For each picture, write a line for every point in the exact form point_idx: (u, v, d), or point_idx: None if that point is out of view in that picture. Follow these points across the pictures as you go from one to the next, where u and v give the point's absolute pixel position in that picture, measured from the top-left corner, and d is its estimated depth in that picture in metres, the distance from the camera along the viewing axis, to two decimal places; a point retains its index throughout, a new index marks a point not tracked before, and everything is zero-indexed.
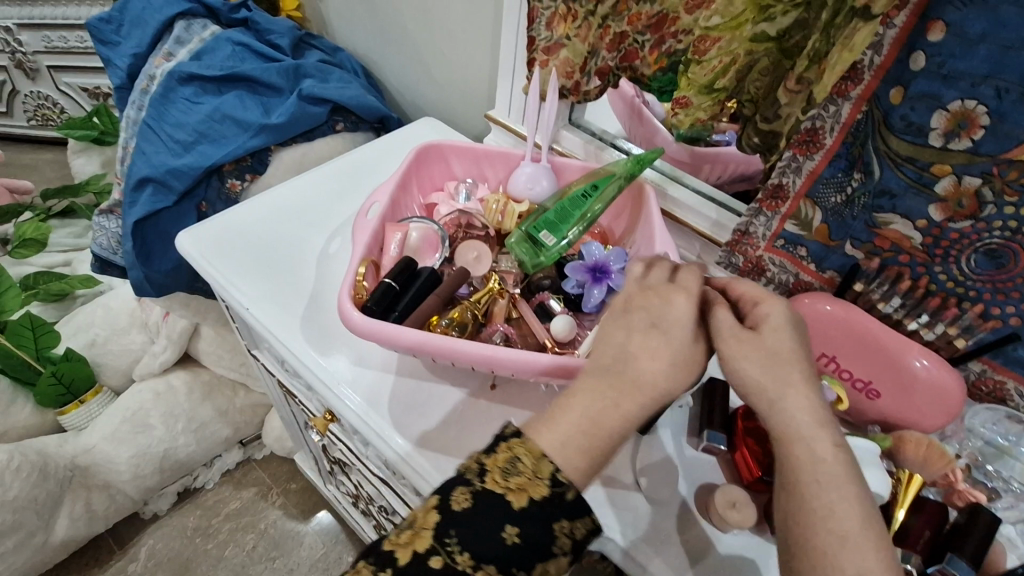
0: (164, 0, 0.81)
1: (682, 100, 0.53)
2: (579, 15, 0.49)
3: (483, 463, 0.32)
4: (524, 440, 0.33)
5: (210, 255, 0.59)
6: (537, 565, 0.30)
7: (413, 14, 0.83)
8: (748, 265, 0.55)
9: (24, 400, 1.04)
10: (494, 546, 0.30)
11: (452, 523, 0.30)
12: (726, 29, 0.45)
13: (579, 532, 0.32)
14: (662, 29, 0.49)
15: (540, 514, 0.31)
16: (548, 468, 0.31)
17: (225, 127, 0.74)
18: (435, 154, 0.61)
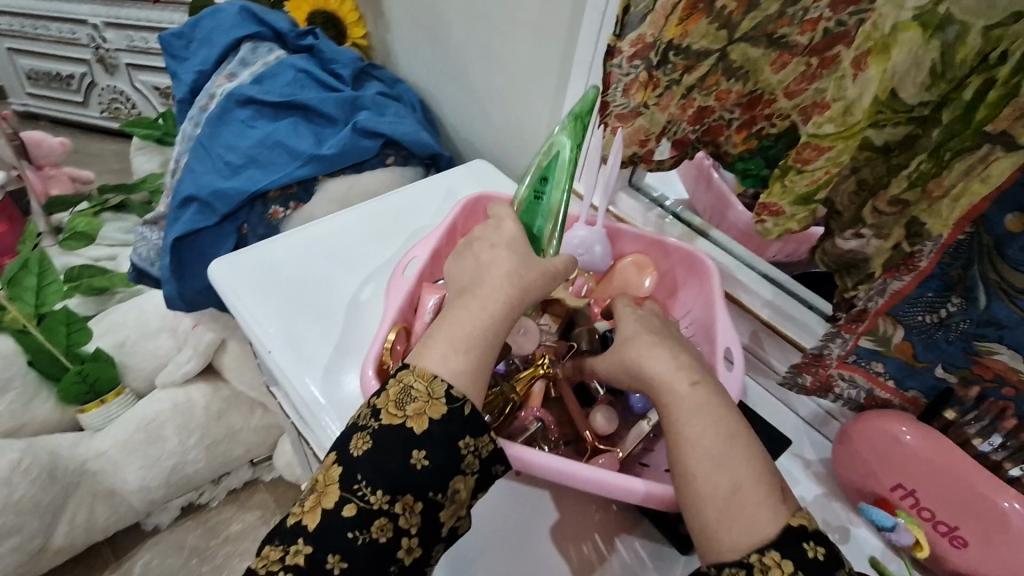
0: (234, 21, 0.82)
1: (768, 208, 0.42)
2: (661, 84, 0.43)
3: (375, 407, 0.35)
4: (411, 370, 0.36)
5: (240, 288, 0.57)
6: (446, 483, 0.35)
7: (477, 55, 0.81)
8: (817, 385, 0.48)
9: (47, 395, 1.05)
10: (405, 472, 0.34)
11: (356, 468, 0.34)
12: (838, 139, 0.36)
13: (483, 449, 0.36)
14: (753, 110, 0.47)
15: (440, 433, 0.34)
16: (440, 387, 0.35)
17: (276, 154, 0.73)
18: (484, 207, 0.59)
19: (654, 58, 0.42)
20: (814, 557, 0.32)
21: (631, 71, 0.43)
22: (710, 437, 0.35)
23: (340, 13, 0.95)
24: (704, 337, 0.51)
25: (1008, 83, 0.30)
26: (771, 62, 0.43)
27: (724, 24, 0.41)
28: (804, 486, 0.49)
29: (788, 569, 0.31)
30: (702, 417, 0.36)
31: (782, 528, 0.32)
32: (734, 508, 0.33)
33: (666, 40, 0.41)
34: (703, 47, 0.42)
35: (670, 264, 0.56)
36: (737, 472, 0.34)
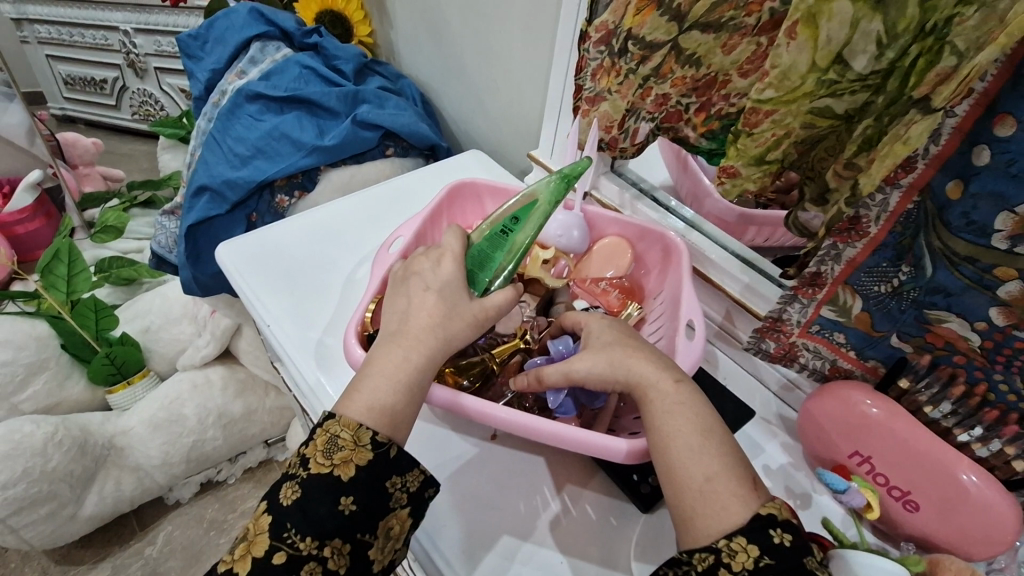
0: (245, 22, 0.87)
1: (726, 171, 0.44)
2: (622, 71, 0.47)
3: (303, 456, 0.37)
4: (337, 420, 0.38)
5: (243, 267, 0.62)
6: (376, 521, 0.37)
7: (474, 50, 0.84)
8: (780, 351, 0.50)
9: (78, 376, 1.12)
10: (332, 517, 0.36)
11: (286, 517, 0.35)
12: (780, 103, 0.38)
13: (412, 485, 0.39)
14: (710, 92, 0.46)
15: (364, 476, 0.37)
16: (366, 435, 0.37)
17: (281, 145, 0.77)
18: (470, 191, 0.62)
19: (617, 44, 0.46)
20: (780, 543, 0.33)
21: (598, 56, 0.49)
22: (694, 429, 0.37)
23: (348, 13, 0.99)
24: (671, 310, 0.53)
25: (931, 48, 0.33)
26: (721, 45, 0.43)
27: (675, 15, 0.42)
28: (769, 454, 0.51)
29: (754, 554, 0.32)
30: (680, 414, 0.38)
31: (752, 515, 0.34)
32: (708, 495, 0.35)
33: (626, 27, 0.45)
34: (654, 38, 0.43)
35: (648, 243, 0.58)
36: (713, 462, 0.36)
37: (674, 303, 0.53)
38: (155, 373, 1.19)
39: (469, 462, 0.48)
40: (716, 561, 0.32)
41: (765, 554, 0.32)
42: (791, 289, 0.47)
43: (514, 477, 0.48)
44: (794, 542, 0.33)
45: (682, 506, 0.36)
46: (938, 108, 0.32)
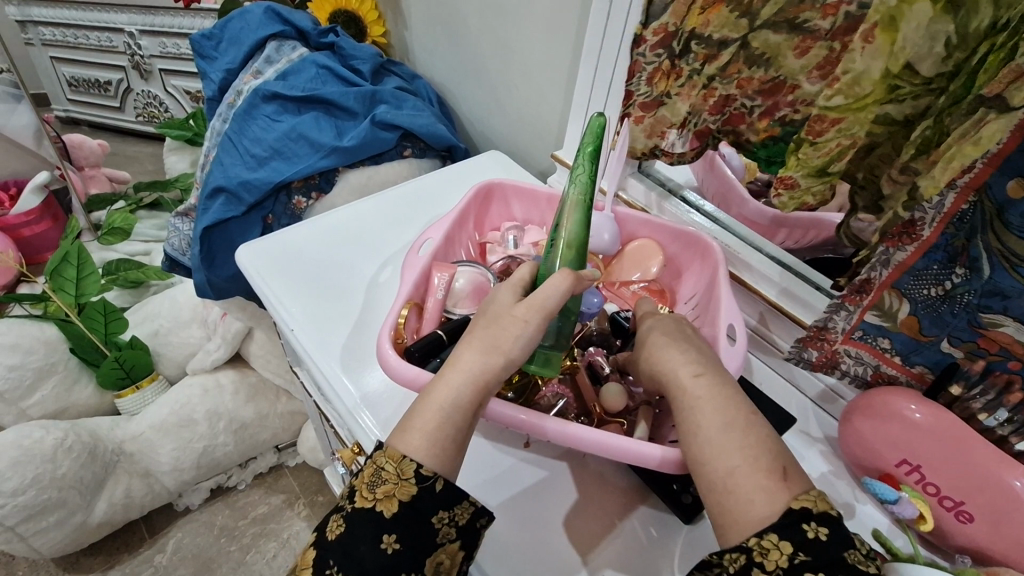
0: (260, 22, 0.85)
1: (784, 182, 0.44)
2: (683, 74, 0.47)
3: (351, 488, 0.37)
4: (385, 450, 0.37)
5: (264, 272, 0.60)
6: (420, 558, 0.35)
7: (492, 49, 0.83)
8: (823, 360, 0.49)
9: (87, 381, 1.11)
10: (374, 556, 0.34)
11: (330, 553, 0.35)
12: (849, 110, 0.38)
13: (460, 518, 0.37)
14: (776, 96, 0.46)
15: (409, 513, 0.35)
16: (411, 468, 0.36)
17: (300, 147, 0.76)
18: (496, 192, 0.61)
19: (677, 47, 0.46)
20: (815, 537, 0.31)
21: (654, 60, 0.46)
22: (734, 420, 0.35)
23: (361, 13, 0.98)
24: (707, 315, 0.52)
25: (1005, 46, 0.31)
26: (793, 48, 0.43)
27: (745, 11, 0.43)
28: (811, 462, 0.50)
29: (788, 551, 0.31)
30: (707, 405, 0.36)
31: (781, 510, 0.32)
32: (731, 492, 0.33)
33: (687, 29, 0.44)
34: (722, 36, 0.44)
35: (680, 245, 0.57)
36: (733, 456, 0.34)
37: (708, 310, 0.52)
38: (164, 377, 1.18)
39: (505, 473, 0.47)
40: (748, 561, 0.31)
41: (799, 551, 0.31)
42: (839, 298, 0.46)
43: (550, 489, 0.46)
44: (832, 535, 0.31)
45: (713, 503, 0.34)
46: (1017, 106, 0.31)
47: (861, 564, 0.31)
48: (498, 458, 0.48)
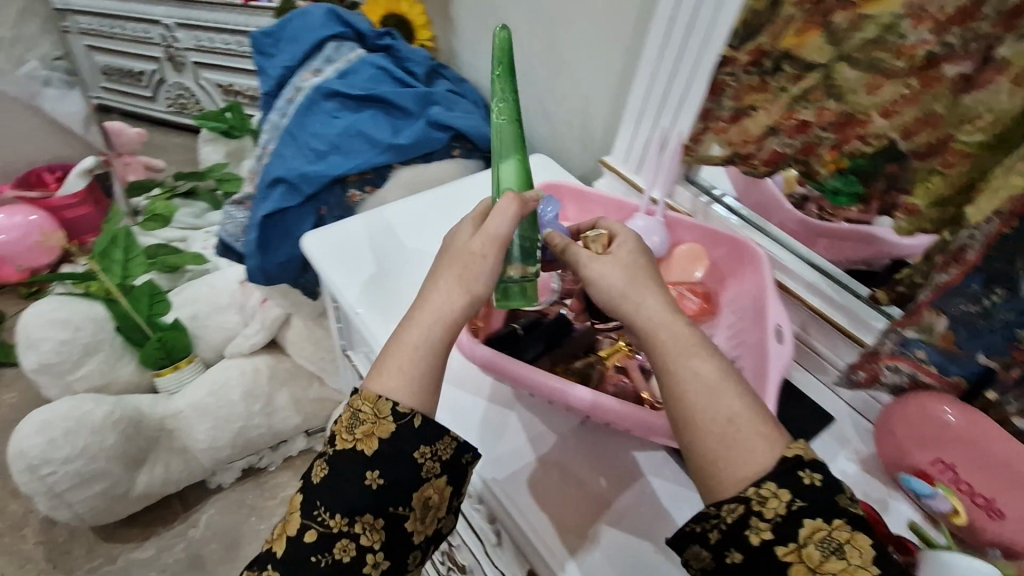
0: (320, 22, 0.89)
1: (907, 209, 0.46)
2: (770, 90, 0.52)
3: (331, 435, 0.42)
4: (363, 395, 0.42)
5: (329, 258, 0.64)
6: (400, 492, 0.41)
7: (541, 57, 0.86)
8: (867, 377, 0.52)
9: (130, 359, 1.15)
10: (360, 492, 0.40)
11: (317, 496, 0.41)
12: (983, 147, 0.41)
13: (442, 453, 0.42)
14: (847, 129, 0.48)
15: (387, 453, 0.41)
16: (387, 408, 0.41)
17: (357, 143, 0.80)
18: (552, 194, 0.65)
19: (769, 63, 0.51)
20: (811, 483, 0.35)
21: (745, 77, 0.54)
22: (714, 377, 0.38)
23: (411, 18, 1.03)
24: (753, 319, 0.55)
25: None
26: (866, 85, 0.46)
27: (834, 40, 0.46)
28: (844, 461, 0.53)
29: (786, 498, 0.34)
30: (701, 361, 0.39)
31: (777, 459, 0.35)
32: (725, 440, 0.36)
33: (782, 49, 0.49)
34: (812, 60, 0.48)
35: (726, 249, 0.60)
36: (733, 408, 0.37)
37: (756, 312, 0.55)
38: (201, 360, 1.21)
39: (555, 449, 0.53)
40: (746, 511, 0.34)
41: (797, 498, 0.34)
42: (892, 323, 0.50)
43: (596, 466, 0.52)
44: (825, 480, 0.35)
45: (705, 456, 0.36)
46: None
47: (851, 506, 0.34)
48: (549, 437, 0.53)
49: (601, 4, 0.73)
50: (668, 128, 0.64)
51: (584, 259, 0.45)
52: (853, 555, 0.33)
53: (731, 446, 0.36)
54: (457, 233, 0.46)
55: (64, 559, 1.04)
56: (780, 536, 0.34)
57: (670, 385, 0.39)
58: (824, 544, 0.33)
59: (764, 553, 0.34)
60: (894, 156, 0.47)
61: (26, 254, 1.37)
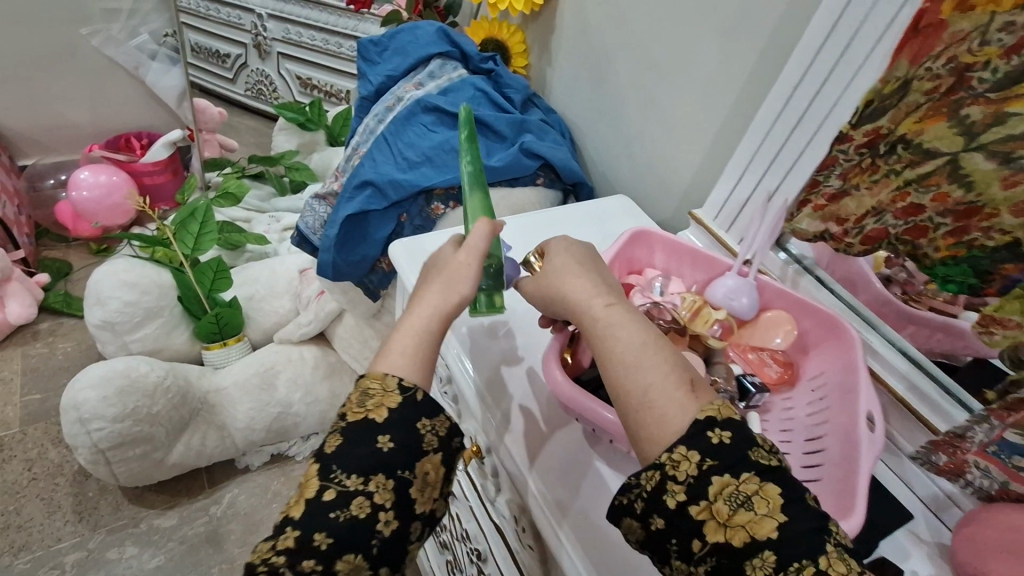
0: (430, 39, 0.93)
1: (997, 320, 0.48)
2: (880, 171, 0.53)
3: (342, 410, 0.42)
4: (371, 374, 0.43)
5: (413, 267, 0.66)
6: (408, 461, 0.41)
7: (638, 100, 0.87)
8: (950, 466, 0.51)
9: (184, 329, 1.18)
10: (372, 454, 0.40)
11: (331, 461, 0.40)
12: None
13: (440, 428, 0.44)
14: (968, 220, 0.48)
15: (399, 420, 0.42)
16: (393, 382, 0.43)
17: (450, 159, 0.82)
18: (644, 239, 0.65)
19: (885, 146, 0.52)
20: (719, 441, 0.36)
21: (854, 158, 0.55)
22: (628, 344, 0.40)
23: (510, 45, 1.07)
24: (840, 400, 0.54)
25: None
26: (1001, 179, 0.45)
27: (965, 130, 0.46)
28: (916, 563, 0.50)
29: (696, 460, 0.35)
30: (622, 331, 0.41)
31: (689, 423, 0.36)
32: (646, 410, 0.38)
33: (900, 132, 0.50)
34: (934, 147, 0.48)
35: (815, 321, 0.59)
36: (651, 376, 0.39)
37: (844, 393, 0.53)
38: (248, 340, 1.24)
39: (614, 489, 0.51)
40: (662, 477, 0.36)
41: (707, 458, 0.35)
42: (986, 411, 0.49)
43: None
44: (735, 438, 0.36)
45: (638, 427, 0.38)
46: None
47: (763, 460, 0.36)
48: (610, 476, 0.52)
49: (713, 59, 0.74)
50: (771, 191, 0.64)
51: (528, 278, 0.50)
52: (761, 506, 0.34)
53: (653, 413, 0.38)
54: (442, 250, 0.49)
55: (91, 514, 1.06)
56: (691, 497, 0.35)
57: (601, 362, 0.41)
58: (732, 498, 0.35)
59: (682, 515, 0.35)
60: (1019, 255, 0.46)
61: (105, 213, 1.43)
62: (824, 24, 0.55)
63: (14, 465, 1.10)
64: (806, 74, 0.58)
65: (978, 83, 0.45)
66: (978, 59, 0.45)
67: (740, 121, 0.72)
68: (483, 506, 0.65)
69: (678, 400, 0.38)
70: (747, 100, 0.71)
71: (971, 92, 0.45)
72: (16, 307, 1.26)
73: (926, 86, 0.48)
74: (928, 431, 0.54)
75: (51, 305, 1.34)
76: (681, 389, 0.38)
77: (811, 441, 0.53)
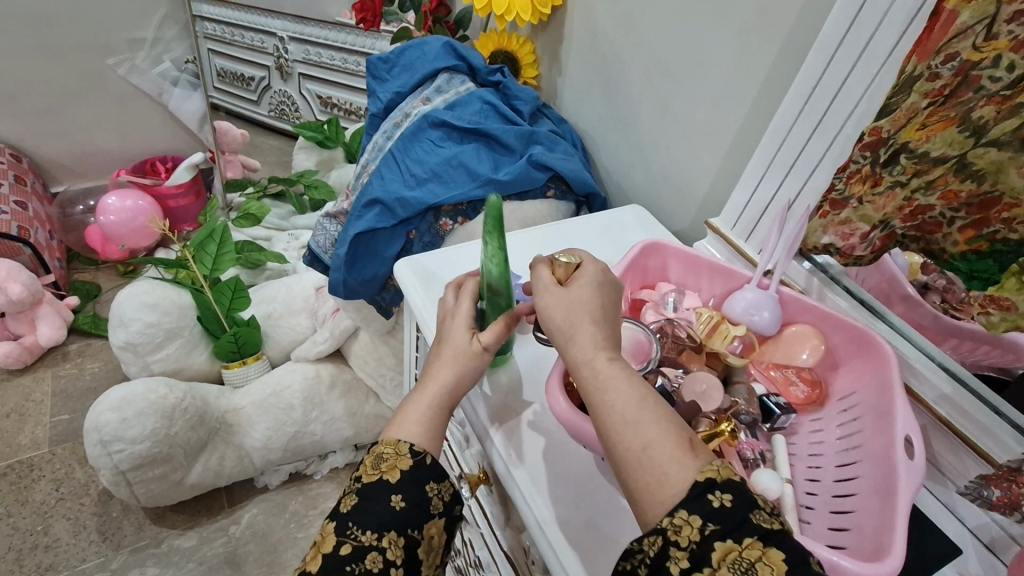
0: (437, 54, 0.92)
1: (998, 302, 0.46)
2: (882, 182, 0.50)
3: (358, 471, 0.45)
4: (385, 440, 0.45)
5: (419, 288, 0.64)
6: (418, 518, 0.44)
7: (651, 107, 0.85)
8: (1005, 501, 0.46)
9: (203, 349, 1.19)
10: (386, 512, 0.43)
11: (348, 519, 0.43)
12: None
13: (445, 492, 0.46)
14: (986, 211, 0.48)
15: (410, 481, 0.44)
16: (405, 447, 0.45)
17: (458, 174, 0.81)
18: (657, 253, 0.62)
19: (885, 153, 0.49)
20: (720, 504, 0.33)
21: (858, 160, 0.51)
22: (626, 403, 0.37)
23: (520, 56, 1.05)
24: (874, 423, 0.49)
25: None
26: (1019, 167, 0.44)
27: (974, 131, 0.44)
28: None
29: (697, 524, 0.32)
30: (616, 382, 0.38)
31: (689, 485, 0.33)
32: (645, 468, 0.35)
33: (901, 139, 0.47)
34: (941, 153, 0.46)
35: (845, 336, 0.55)
36: (650, 432, 0.36)
37: (879, 415, 0.49)
38: (267, 358, 1.25)
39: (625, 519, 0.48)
40: (663, 542, 0.33)
41: (707, 522, 0.32)
42: None
43: None
44: (736, 500, 0.33)
45: (639, 492, 0.35)
46: None
47: (765, 523, 0.33)
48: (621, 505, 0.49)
49: (726, 63, 0.71)
50: (792, 199, 0.60)
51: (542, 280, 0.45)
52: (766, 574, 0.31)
53: (653, 476, 0.34)
54: (453, 327, 0.51)
55: (114, 534, 1.07)
56: (694, 564, 0.32)
57: (595, 414, 0.38)
58: (735, 566, 0.31)
59: None
60: None
61: (130, 236, 1.46)
62: (842, 21, 0.51)
63: (42, 485, 1.12)
64: (825, 72, 0.54)
65: (988, 81, 0.42)
66: (986, 55, 0.42)
67: (757, 126, 0.69)
68: (494, 534, 0.63)
69: (679, 458, 0.35)
70: (766, 102, 0.67)
71: (980, 92, 0.43)
72: (46, 330, 1.30)
73: (926, 86, 0.44)
74: (982, 460, 0.49)
75: (80, 326, 1.37)
76: (680, 444, 0.35)
77: (842, 468, 0.49)
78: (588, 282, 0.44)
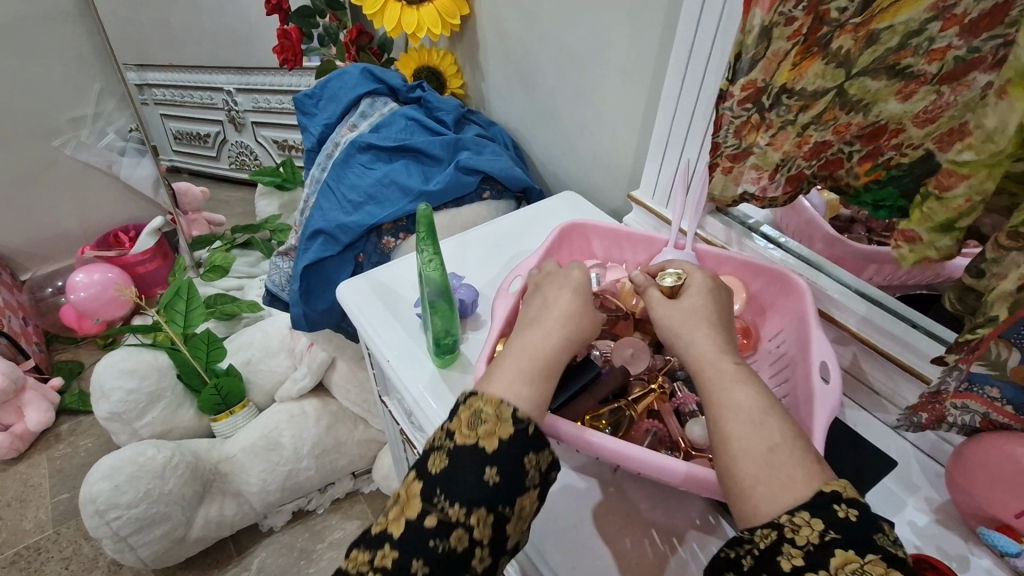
0: (357, 80, 0.95)
1: (906, 234, 0.43)
2: (773, 125, 0.48)
3: (449, 429, 0.40)
4: (481, 396, 0.41)
5: (363, 309, 0.66)
6: (512, 495, 0.38)
7: (567, 96, 0.88)
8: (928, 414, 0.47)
9: (189, 406, 1.21)
10: (474, 485, 0.38)
11: (435, 484, 0.38)
12: (983, 166, 0.37)
13: (545, 464, 0.41)
14: (877, 140, 0.48)
15: (508, 453, 0.39)
16: (508, 412, 0.39)
17: (392, 192, 0.83)
18: (578, 232, 0.65)
19: (767, 100, 0.47)
20: (846, 517, 0.33)
21: (741, 113, 0.49)
22: (751, 408, 0.38)
23: (443, 68, 1.08)
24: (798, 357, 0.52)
25: None
26: (895, 92, 0.45)
27: (840, 62, 0.45)
28: (912, 511, 0.49)
29: (819, 527, 0.32)
30: (733, 385, 0.39)
31: (814, 493, 0.34)
32: (770, 467, 0.35)
33: (778, 83, 0.46)
34: (817, 86, 0.46)
35: (765, 281, 0.57)
36: (775, 435, 0.37)
37: (800, 348, 0.51)
38: (253, 404, 1.26)
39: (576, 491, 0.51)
40: (779, 537, 0.33)
41: (830, 528, 0.32)
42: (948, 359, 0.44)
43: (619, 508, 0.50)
44: (861, 517, 0.33)
45: (743, 494, 0.36)
46: None
47: (893, 548, 0.32)
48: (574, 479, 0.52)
49: (622, 43, 0.74)
50: (693, 161, 0.63)
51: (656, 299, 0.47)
52: None
53: (755, 490, 0.35)
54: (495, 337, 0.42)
55: None
56: (810, 564, 0.32)
57: (714, 412, 0.39)
58: None
59: None
60: (932, 167, 0.46)
61: (104, 308, 1.48)
62: None
63: (52, 565, 1.13)
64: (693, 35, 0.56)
65: (837, 12, 0.43)
66: None
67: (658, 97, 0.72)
68: None
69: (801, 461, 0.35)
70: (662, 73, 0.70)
71: (833, 24, 0.43)
72: (35, 414, 1.31)
73: (785, 31, 0.44)
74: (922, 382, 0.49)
75: (68, 406, 1.39)
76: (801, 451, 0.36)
77: None
78: (698, 294, 0.47)
